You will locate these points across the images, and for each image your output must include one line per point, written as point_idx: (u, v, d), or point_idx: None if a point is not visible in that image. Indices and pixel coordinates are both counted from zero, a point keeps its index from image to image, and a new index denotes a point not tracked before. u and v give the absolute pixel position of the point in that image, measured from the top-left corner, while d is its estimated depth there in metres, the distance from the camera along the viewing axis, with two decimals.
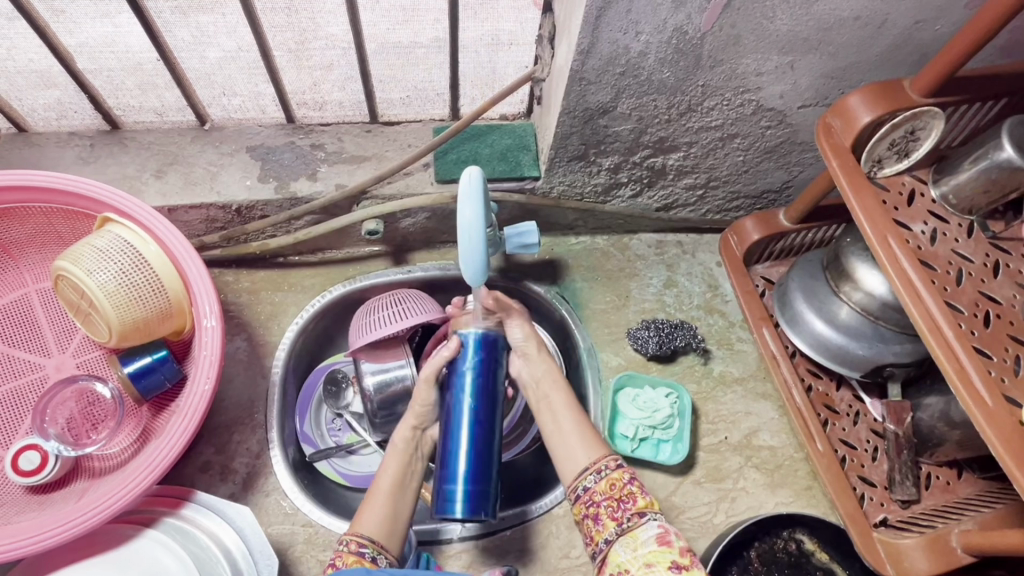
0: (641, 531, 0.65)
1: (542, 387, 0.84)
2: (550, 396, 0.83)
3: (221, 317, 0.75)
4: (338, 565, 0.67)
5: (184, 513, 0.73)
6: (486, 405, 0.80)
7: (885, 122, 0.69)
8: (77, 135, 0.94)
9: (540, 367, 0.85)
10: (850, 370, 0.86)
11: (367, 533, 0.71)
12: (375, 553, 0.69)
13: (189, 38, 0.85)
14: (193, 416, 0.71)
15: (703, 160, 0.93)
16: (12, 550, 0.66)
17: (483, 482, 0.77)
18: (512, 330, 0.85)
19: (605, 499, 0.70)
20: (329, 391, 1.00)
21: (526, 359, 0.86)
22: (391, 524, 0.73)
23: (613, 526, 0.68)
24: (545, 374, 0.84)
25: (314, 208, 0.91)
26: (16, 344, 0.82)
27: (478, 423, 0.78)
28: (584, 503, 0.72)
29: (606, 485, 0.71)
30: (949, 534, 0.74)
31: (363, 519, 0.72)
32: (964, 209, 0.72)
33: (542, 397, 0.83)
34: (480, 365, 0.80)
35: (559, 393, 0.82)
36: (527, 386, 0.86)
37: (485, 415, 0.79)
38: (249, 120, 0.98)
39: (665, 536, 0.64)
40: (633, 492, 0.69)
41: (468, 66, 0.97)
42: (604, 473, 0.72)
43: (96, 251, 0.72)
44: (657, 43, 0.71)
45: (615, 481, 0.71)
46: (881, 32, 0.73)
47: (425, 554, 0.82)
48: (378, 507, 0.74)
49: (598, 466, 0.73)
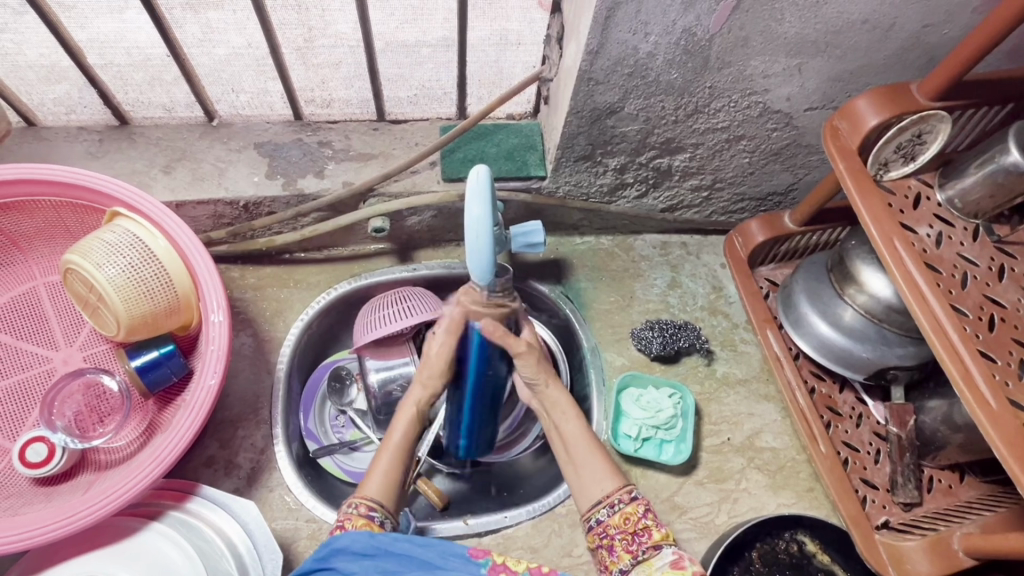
0: (656, 559, 0.67)
1: (555, 416, 0.80)
2: (565, 427, 0.79)
3: (228, 312, 0.75)
4: (345, 527, 0.67)
5: (189, 507, 0.74)
6: (492, 376, 0.81)
7: (891, 125, 0.69)
8: (87, 130, 0.93)
9: (556, 397, 0.80)
10: (854, 372, 0.87)
11: (374, 496, 0.71)
12: (382, 517, 0.70)
13: (198, 34, 0.87)
14: (199, 410, 0.72)
15: (709, 162, 0.93)
16: (15, 540, 0.66)
17: (480, 426, 0.88)
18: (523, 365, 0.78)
19: (619, 532, 0.70)
20: (334, 387, 1.01)
21: (540, 390, 0.80)
22: (396, 488, 0.73)
23: (629, 558, 0.68)
24: (562, 403, 0.80)
25: (321, 204, 0.91)
26: (23, 336, 0.83)
27: (477, 395, 0.83)
28: (598, 534, 0.71)
29: (619, 519, 0.71)
30: (951, 537, 0.75)
31: (370, 482, 0.72)
32: (969, 213, 0.72)
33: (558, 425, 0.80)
34: (485, 348, 0.76)
35: (572, 422, 0.79)
36: (541, 414, 0.83)
37: (488, 390, 0.83)
38: (259, 116, 0.98)
39: (680, 561, 0.65)
40: (648, 525, 0.70)
41: (476, 65, 0.98)
42: (618, 507, 0.71)
43: (105, 246, 0.72)
44: (666, 45, 0.71)
45: (629, 515, 0.70)
46: (889, 36, 0.73)
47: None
48: (384, 470, 0.73)
49: (611, 499, 0.72)
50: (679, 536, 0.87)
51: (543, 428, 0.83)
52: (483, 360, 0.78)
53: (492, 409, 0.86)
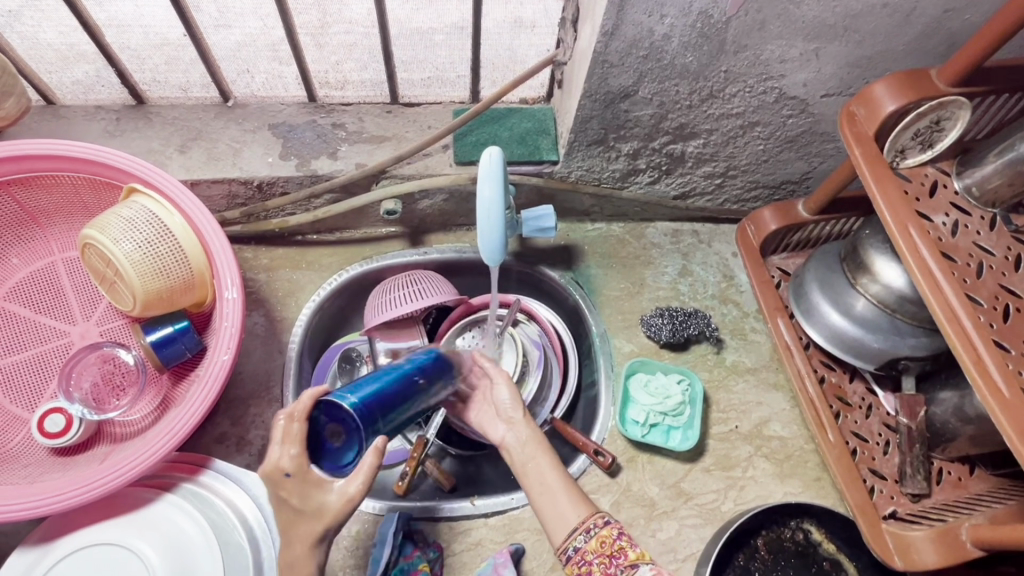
0: None
1: (525, 449, 0.77)
2: (534, 460, 0.75)
3: (242, 289, 0.76)
4: None
5: (201, 479, 0.76)
6: (434, 385, 0.71)
7: (909, 111, 0.69)
8: (104, 109, 0.95)
9: (524, 430, 0.79)
10: (865, 362, 0.86)
11: None
12: None
13: (215, 14, 0.86)
14: (213, 384, 0.73)
15: (723, 148, 0.93)
16: (47, 504, 0.68)
17: (386, 413, 0.62)
18: (500, 392, 0.83)
19: (596, 557, 0.65)
20: (343, 369, 0.99)
21: (516, 423, 0.80)
22: None
23: None
24: (529, 438, 0.78)
25: (335, 185, 0.92)
26: (42, 310, 0.84)
27: (407, 380, 0.66)
28: (576, 564, 0.66)
29: (596, 544, 0.65)
30: (960, 527, 0.74)
31: None
32: (986, 202, 0.71)
33: (528, 459, 0.76)
34: (442, 364, 0.73)
35: (541, 455, 0.75)
36: (509, 452, 0.78)
37: (417, 392, 0.67)
38: (274, 97, 0.99)
39: None
40: (623, 546, 0.64)
41: (490, 50, 0.97)
42: (593, 531, 0.66)
43: (122, 221, 0.73)
44: (681, 27, 0.71)
45: (604, 538, 0.65)
46: (910, 21, 0.72)
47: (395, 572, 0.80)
48: None
49: (587, 524, 0.67)
50: (683, 522, 0.87)
51: (517, 479, 0.75)
52: (439, 372, 0.72)
53: (400, 417, 0.64)
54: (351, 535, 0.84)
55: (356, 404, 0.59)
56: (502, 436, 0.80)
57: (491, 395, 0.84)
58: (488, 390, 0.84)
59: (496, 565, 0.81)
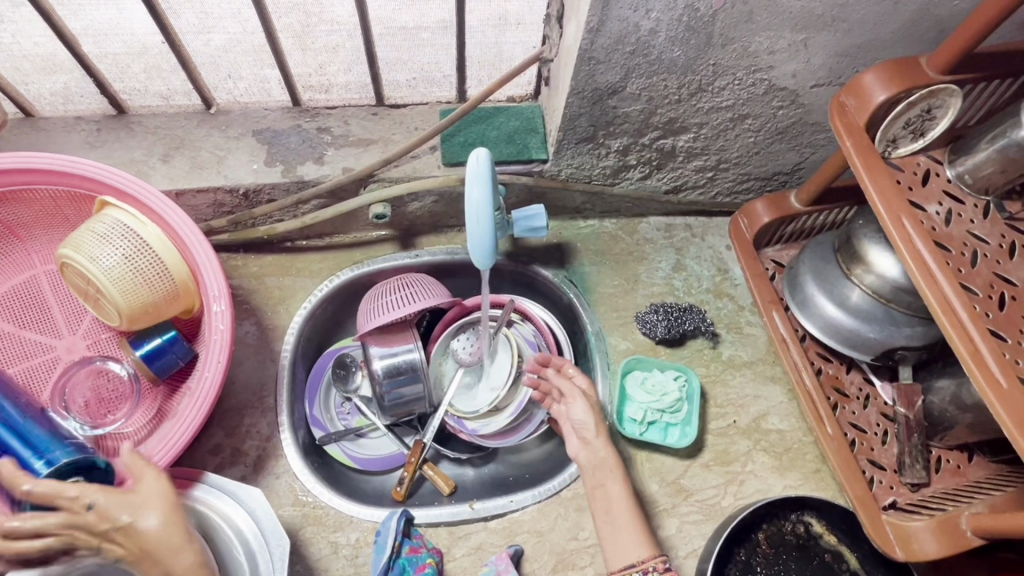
0: None
1: (595, 476, 0.82)
2: (600, 487, 0.81)
3: (229, 301, 0.75)
4: None
5: (195, 494, 0.74)
6: None
7: (899, 101, 0.68)
8: (84, 120, 0.93)
9: (599, 449, 0.84)
10: (860, 353, 0.86)
11: None
12: None
13: (194, 21, 0.84)
14: (203, 400, 0.73)
15: (714, 142, 0.92)
16: None
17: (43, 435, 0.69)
18: (575, 409, 0.87)
19: None
20: (339, 374, 1.00)
21: (588, 441, 0.85)
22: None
23: None
24: (603, 461, 0.83)
25: (322, 190, 0.90)
26: (26, 325, 0.83)
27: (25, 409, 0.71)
28: None
29: None
30: (960, 516, 0.73)
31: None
32: (980, 189, 0.70)
33: (597, 485, 0.82)
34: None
35: (613, 481, 0.81)
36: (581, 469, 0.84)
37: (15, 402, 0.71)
38: (256, 103, 0.98)
39: None
40: None
41: (476, 48, 0.96)
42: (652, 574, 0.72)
43: (97, 237, 0.71)
44: (668, 21, 0.70)
45: None
46: (900, 7, 0.71)
47: (402, 559, 0.79)
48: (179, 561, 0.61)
49: (646, 565, 0.73)
50: (684, 518, 0.87)
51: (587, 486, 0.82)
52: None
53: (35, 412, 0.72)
54: (351, 544, 0.84)
55: (72, 452, 0.69)
56: (575, 449, 0.85)
57: (567, 409, 0.88)
58: (565, 405, 0.88)
59: (497, 571, 0.80)
